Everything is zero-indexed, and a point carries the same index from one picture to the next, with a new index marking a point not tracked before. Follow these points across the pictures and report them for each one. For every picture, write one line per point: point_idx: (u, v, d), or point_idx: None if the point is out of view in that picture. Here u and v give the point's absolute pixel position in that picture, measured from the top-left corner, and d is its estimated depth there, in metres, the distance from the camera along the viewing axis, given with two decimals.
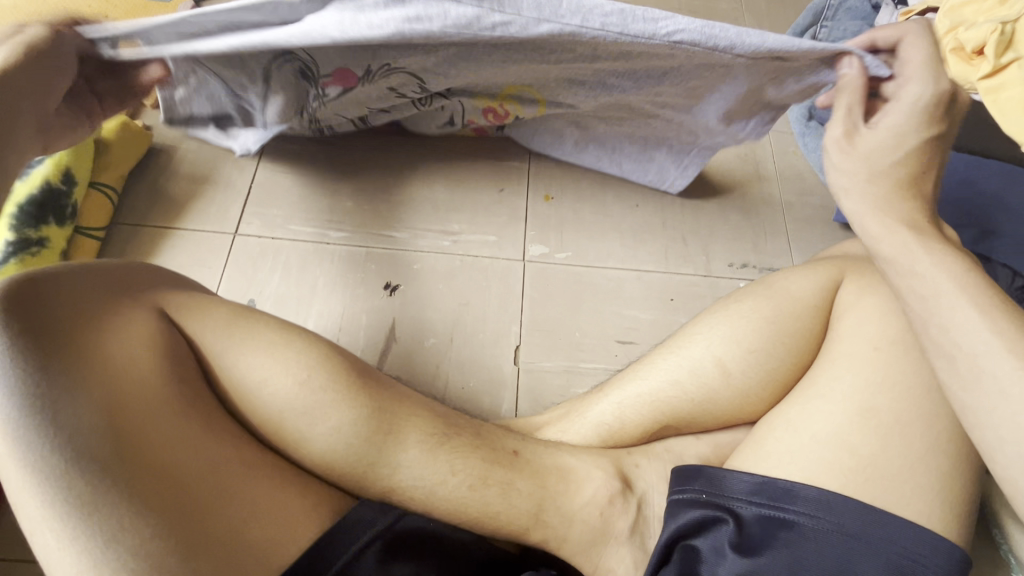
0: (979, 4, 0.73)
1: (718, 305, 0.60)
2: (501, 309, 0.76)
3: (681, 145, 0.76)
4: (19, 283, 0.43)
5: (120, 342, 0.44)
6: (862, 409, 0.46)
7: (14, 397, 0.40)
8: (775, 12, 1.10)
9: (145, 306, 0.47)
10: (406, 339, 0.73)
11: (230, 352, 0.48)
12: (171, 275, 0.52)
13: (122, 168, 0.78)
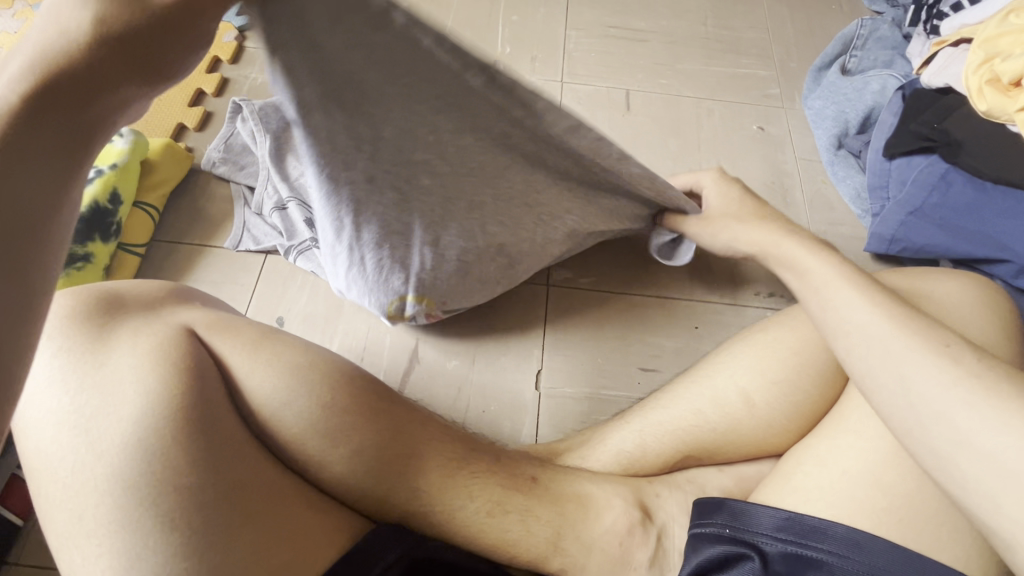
0: (1016, 35, 0.73)
1: (742, 335, 0.59)
2: (522, 332, 0.76)
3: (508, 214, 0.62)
4: (92, 309, 0.47)
5: (154, 358, 0.45)
6: (896, 444, 0.45)
7: (66, 415, 0.43)
8: (803, 41, 1.10)
9: (175, 325, 0.48)
10: (426, 362, 0.73)
11: (256, 379, 0.48)
12: (203, 297, 0.55)
13: (165, 188, 0.81)
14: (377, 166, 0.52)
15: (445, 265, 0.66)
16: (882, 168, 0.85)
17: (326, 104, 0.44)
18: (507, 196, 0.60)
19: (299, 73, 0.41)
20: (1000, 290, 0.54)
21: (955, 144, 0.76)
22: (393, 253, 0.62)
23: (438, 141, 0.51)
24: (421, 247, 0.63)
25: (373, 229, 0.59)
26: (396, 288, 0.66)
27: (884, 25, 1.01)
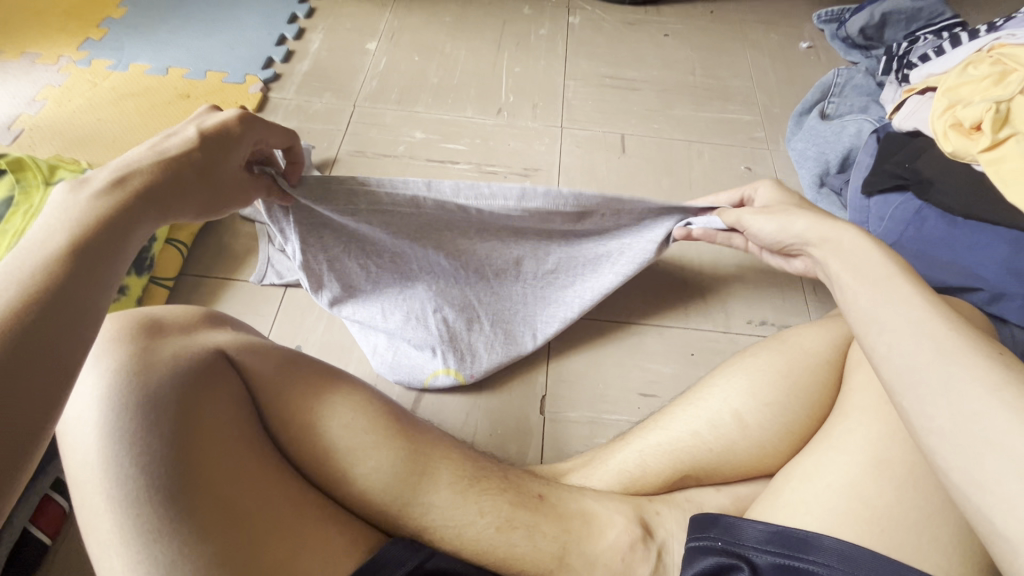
0: (975, 84, 0.82)
1: (735, 360, 0.64)
2: (528, 360, 0.80)
3: (495, 287, 0.75)
4: (137, 329, 0.51)
5: (184, 375, 0.48)
6: (877, 460, 0.48)
7: (105, 426, 0.45)
8: (785, 88, 1.19)
9: (207, 346, 0.52)
10: (444, 399, 0.77)
11: (285, 398, 0.53)
12: (232, 323, 0.59)
13: (194, 227, 0.87)
14: (387, 268, 0.71)
15: (464, 339, 0.76)
16: (861, 204, 0.91)
17: (340, 241, 0.66)
18: (482, 271, 0.73)
19: (302, 222, 0.62)
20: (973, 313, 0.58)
21: (924, 182, 0.82)
22: (416, 335, 0.75)
23: (421, 242, 0.67)
24: (439, 330, 0.75)
25: (399, 314, 0.75)
26: (428, 361, 0.75)
27: (859, 74, 1.12)
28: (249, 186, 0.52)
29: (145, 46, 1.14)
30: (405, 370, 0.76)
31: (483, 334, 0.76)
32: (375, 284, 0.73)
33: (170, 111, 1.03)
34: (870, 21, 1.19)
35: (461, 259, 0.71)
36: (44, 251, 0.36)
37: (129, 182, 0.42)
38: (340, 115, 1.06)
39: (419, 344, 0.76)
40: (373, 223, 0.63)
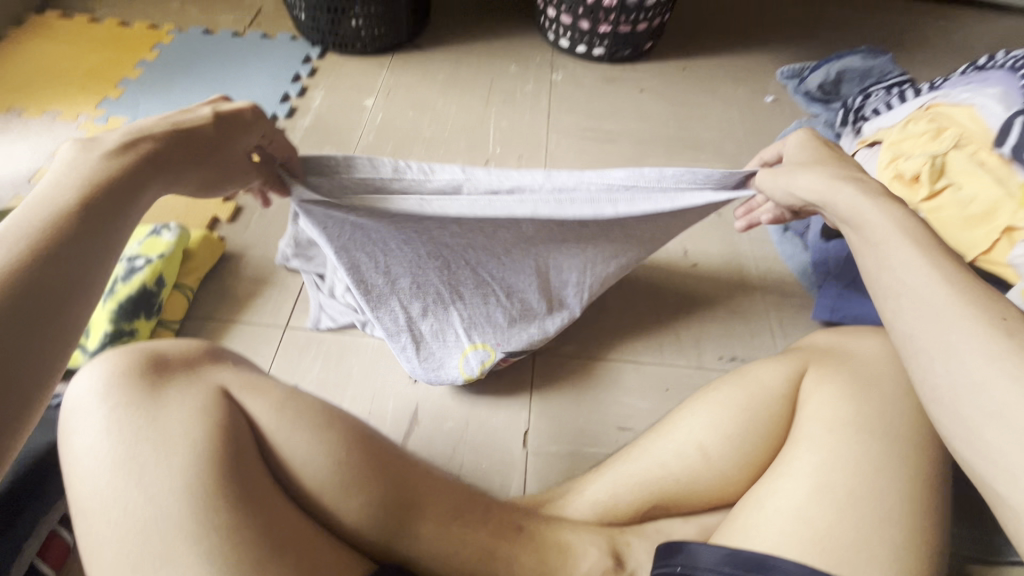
0: (915, 139, 0.91)
1: (701, 394, 0.69)
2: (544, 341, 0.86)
3: (505, 273, 0.79)
4: (145, 366, 0.55)
5: (195, 416, 0.53)
6: (821, 487, 0.53)
7: (115, 458, 0.50)
8: (753, 139, 1.28)
9: (210, 384, 0.57)
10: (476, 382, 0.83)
11: (282, 432, 0.56)
12: (235, 359, 0.63)
13: (200, 272, 0.92)
14: (397, 263, 0.76)
15: (482, 318, 0.83)
16: (821, 247, 0.98)
17: (354, 244, 0.70)
18: (494, 259, 0.76)
19: (318, 222, 0.64)
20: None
21: None
22: (436, 321, 0.83)
23: (430, 239, 0.71)
24: (455, 309, 0.82)
25: (416, 303, 0.82)
26: (456, 346, 0.83)
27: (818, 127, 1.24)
28: (252, 170, 0.57)
29: (159, 104, 1.23)
30: (440, 358, 0.84)
31: (499, 314, 0.83)
32: (389, 282, 0.79)
33: None
34: (827, 78, 1.32)
35: (469, 251, 0.75)
36: (55, 202, 0.42)
37: (138, 145, 0.48)
38: None
39: (446, 330, 0.83)
40: (383, 221, 0.64)
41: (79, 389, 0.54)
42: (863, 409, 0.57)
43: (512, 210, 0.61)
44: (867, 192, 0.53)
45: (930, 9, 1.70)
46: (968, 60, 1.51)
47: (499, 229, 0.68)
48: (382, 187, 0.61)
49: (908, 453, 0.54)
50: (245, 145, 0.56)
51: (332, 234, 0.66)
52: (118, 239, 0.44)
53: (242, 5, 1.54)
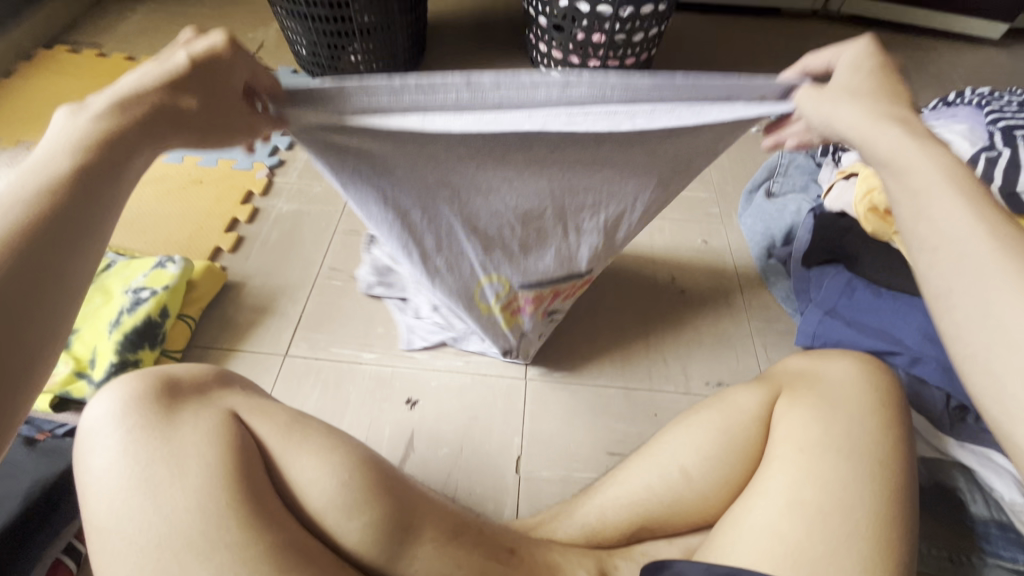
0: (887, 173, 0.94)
1: (682, 418, 0.71)
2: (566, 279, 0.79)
3: (532, 229, 0.70)
4: (158, 389, 0.58)
5: (209, 439, 0.55)
6: (793, 503, 0.57)
7: (129, 478, 0.52)
8: (736, 168, 1.33)
9: (222, 408, 0.59)
10: (485, 309, 0.81)
11: (289, 455, 0.59)
12: (244, 383, 0.66)
13: (203, 302, 0.95)
14: (406, 189, 0.62)
15: (502, 254, 0.73)
16: (803, 275, 1.02)
17: (359, 166, 0.59)
18: (518, 212, 0.67)
19: (319, 155, 0.56)
20: (882, 368, 0.67)
21: (851, 258, 0.95)
22: (453, 258, 0.72)
23: (437, 165, 0.60)
24: (474, 242, 0.70)
25: (431, 237, 0.68)
26: (470, 279, 0.75)
27: (801, 155, 1.26)
28: (249, 115, 0.50)
29: None
30: (503, 337, 0.87)
31: (520, 256, 0.74)
32: (398, 215, 0.64)
33: (184, 196, 1.14)
34: None
35: (485, 177, 0.62)
36: (34, 185, 0.38)
37: (125, 107, 0.43)
38: (338, 197, 1.17)
39: (471, 284, 0.76)
40: (387, 144, 0.56)
41: (94, 411, 0.57)
42: (834, 430, 0.60)
43: (519, 129, 0.54)
44: (913, 135, 0.45)
45: (907, 42, 1.77)
46: (943, 90, 1.58)
47: (514, 151, 0.58)
48: (381, 96, 0.52)
49: (874, 470, 0.57)
50: (237, 86, 0.48)
51: (335, 173, 0.59)
52: (102, 221, 0.40)
53: (245, 39, 1.60)
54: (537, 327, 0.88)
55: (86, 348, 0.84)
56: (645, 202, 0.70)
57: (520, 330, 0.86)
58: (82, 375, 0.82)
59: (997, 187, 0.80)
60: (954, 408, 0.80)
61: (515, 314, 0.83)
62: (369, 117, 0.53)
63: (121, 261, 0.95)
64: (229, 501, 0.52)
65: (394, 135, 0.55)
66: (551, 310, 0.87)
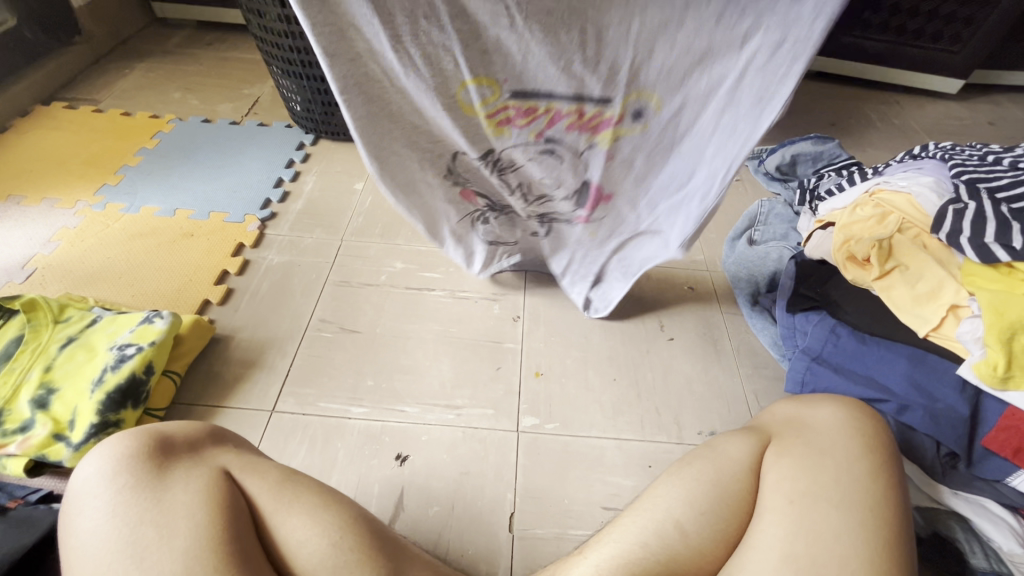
0: (862, 223, 0.99)
1: (674, 469, 0.70)
2: (573, 98, 0.73)
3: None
4: (154, 443, 0.57)
5: (199, 499, 0.54)
6: (788, 557, 0.56)
7: (114, 542, 0.50)
8: (718, 216, 1.38)
9: (213, 465, 0.58)
10: (472, 117, 0.77)
11: (279, 515, 0.57)
12: (236, 439, 0.65)
13: (190, 357, 0.94)
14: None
15: (494, 51, 0.69)
16: (788, 320, 1.04)
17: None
18: None
19: None
20: (867, 410, 0.68)
21: (834, 304, 0.97)
22: (432, 38, 0.67)
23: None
24: (460, 31, 0.66)
25: (406, 19, 0.65)
26: (452, 77, 0.71)
27: (779, 204, 1.32)
28: None
29: (156, 191, 1.28)
30: (529, 171, 0.85)
31: (522, 56, 0.68)
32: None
33: (174, 248, 1.14)
34: (783, 160, 1.43)
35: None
36: None
37: None
38: (329, 248, 1.18)
39: (462, 91, 0.73)
40: None
41: (84, 471, 0.55)
42: (823, 480, 0.60)
43: None
44: None
45: (872, 97, 1.88)
46: (910, 142, 1.66)
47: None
48: None
49: (867, 520, 0.57)
50: None
51: None
52: None
53: (241, 96, 1.65)
54: (527, 147, 0.81)
55: (65, 408, 0.82)
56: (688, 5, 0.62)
57: (509, 145, 0.81)
58: (59, 437, 0.79)
59: (967, 239, 0.83)
60: (943, 455, 0.80)
61: (503, 125, 0.78)
62: None
63: (107, 316, 0.94)
64: (215, 565, 0.50)
65: None
66: (550, 136, 0.79)
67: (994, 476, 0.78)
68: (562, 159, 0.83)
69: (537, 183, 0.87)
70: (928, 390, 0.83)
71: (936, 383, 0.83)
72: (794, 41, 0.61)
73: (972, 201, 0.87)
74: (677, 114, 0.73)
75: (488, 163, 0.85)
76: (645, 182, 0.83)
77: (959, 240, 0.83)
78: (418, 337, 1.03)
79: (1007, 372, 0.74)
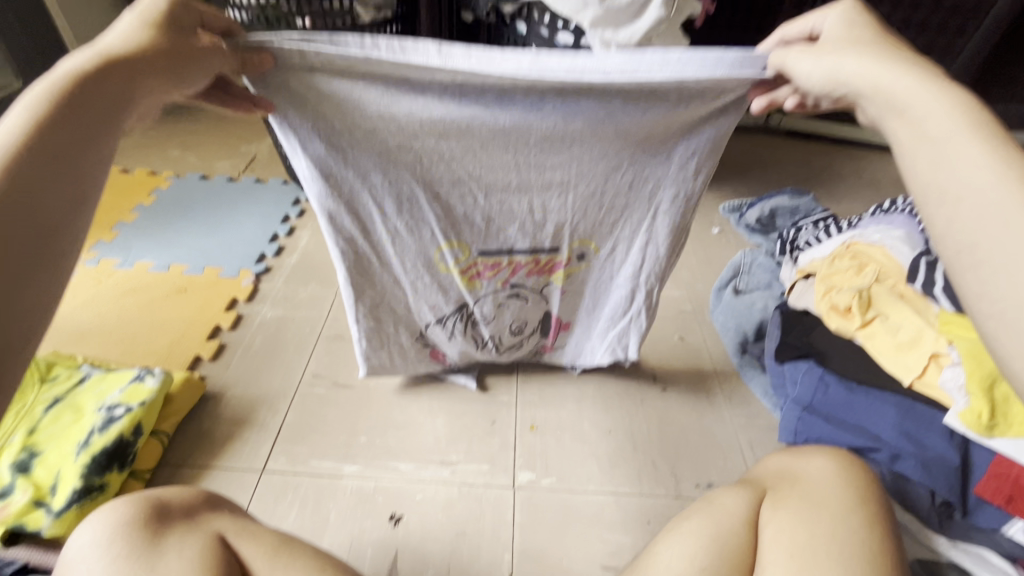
0: (842, 274, 1.03)
1: (673, 525, 0.70)
2: (530, 251, 0.80)
3: (498, 185, 0.71)
4: (152, 507, 0.56)
5: (194, 567, 0.52)
6: None
7: None
8: (704, 266, 1.42)
9: (209, 531, 0.56)
10: (445, 275, 0.82)
11: None
12: (226, 501, 0.63)
13: (179, 415, 0.92)
14: (365, 153, 0.67)
15: (463, 221, 0.75)
16: (778, 369, 1.05)
17: (317, 126, 0.63)
18: (482, 163, 0.69)
19: (302, 133, 0.63)
20: (856, 460, 0.69)
21: (820, 354, 0.99)
22: (412, 219, 0.74)
23: (400, 132, 0.65)
24: (434, 209, 0.73)
25: (391, 200, 0.72)
26: (428, 243, 0.77)
27: (760, 255, 1.37)
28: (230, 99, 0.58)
29: (151, 246, 1.29)
30: (498, 318, 0.90)
31: (487, 228, 0.76)
32: (358, 177, 0.69)
33: (166, 303, 1.14)
34: (762, 213, 1.50)
35: (449, 140, 0.66)
36: (105, 49, 0.45)
37: (160, 22, 0.48)
38: (322, 302, 1.19)
39: (434, 252, 0.79)
40: (359, 124, 0.64)
41: (78, 540, 0.54)
42: (818, 532, 0.61)
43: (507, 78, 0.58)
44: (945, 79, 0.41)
45: (840, 152, 1.99)
46: (879, 194, 1.75)
47: (477, 118, 0.64)
48: (373, 80, 0.60)
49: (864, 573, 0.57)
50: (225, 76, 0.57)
51: (306, 137, 0.64)
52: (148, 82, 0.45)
53: (238, 153, 1.69)
54: (496, 295, 0.86)
55: (48, 474, 0.79)
56: (619, 182, 0.72)
57: (479, 297, 0.86)
58: (40, 504, 0.76)
59: (940, 288, 0.89)
60: (938, 504, 0.81)
61: (474, 279, 0.83)
62: (346, 76, 0.59)
63: (95, 374, 0.93)
64: None
65: (375, 83, 0.60)
66: (515, 284, 0.85)
67: (990, 525, 0.78)
68: (527, 301, 0.88)
69: (509, 330, 0.92)
70: (919, 438, 0.84)
71: (925, 432, 0.84)
72: (692, 195, 0.75)
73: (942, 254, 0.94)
74: (616, 256, 0.82)
75: (461, 316, 0.89)
76: (600, 305, 0.90)
77: (934, 290, 0.90)
78: (412, 391, 1.03)
79: (992, 420, 0.76)
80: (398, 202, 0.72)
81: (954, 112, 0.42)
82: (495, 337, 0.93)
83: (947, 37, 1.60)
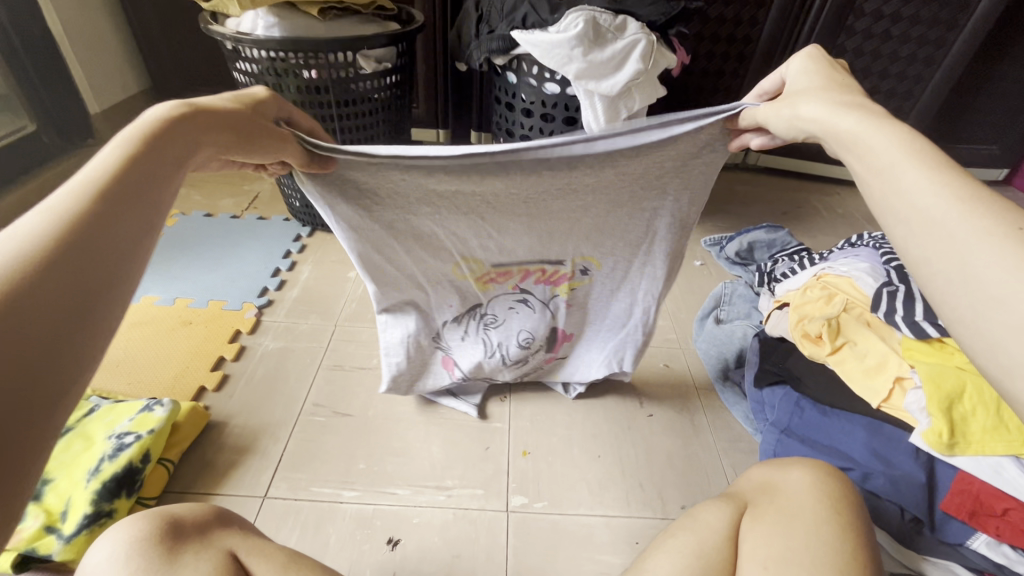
0: (813, 304, 1.10)
1: (660, 541, 0.74)
2: (539, 262, 0.86)
3: (506, 214, 0.78)
4: (165, 524, 0.59)
5: None
6: None
7: None
8: (687, 296, 1.49)
9: (221, 548, 0.60)
10: (463, 283, 0.88)
11: None
12: (233, 519, 0.66)
13: (185, 443, 0.95)
14: (387, 207, 0.75)
15: (476, 245, 0.82)
16: (756, 395, 1.11)
17: (343, 191, 0.72)
18: (491, 203, 0.76)
19: (332, 197, 0.73)
20: (831, 476, 0.73)
21: (796, 379, 1.05)
22: (430, 244, 0.82)
23: (416, 188, 0.73)
24: (450, 238, 0.81)
25: (412, 236, 0.80)
26: (446, 261, 0.84)
27: (741, 286, 1.44)
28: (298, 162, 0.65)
29: (156, 281, 1.35)
30: (506, 323, 0.95)
31: (498, 250, 0.83)
32: (384, 224, 0.78)
33: (171, 336, 1.19)
34: (741, 247, 1.58)
35: (459, 189, 0.73)
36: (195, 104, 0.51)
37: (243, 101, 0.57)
38: (322, 333, 1.24)
39: (457, 261, 0.85)
40: (379, 187, 0.72)
41: (95, 555, 0.57)
42: (793, 545, 0.65)
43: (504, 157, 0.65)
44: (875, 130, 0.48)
45: (814, 188, 2.11)
46: (851, 227, 1.86)
47: (482, 174, 0.70)
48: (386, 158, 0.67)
49: None
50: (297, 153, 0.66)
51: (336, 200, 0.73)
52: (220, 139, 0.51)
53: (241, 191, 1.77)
54: (507, 297, 0.92)
55: (59, 500, 0.82)
56: (616, 214, 0.80)
57: (492, 299, 0.92)
58: (50, 530, 0.79)
59: (901, 317, 0.95)
60: (908, 521, 0.85)
61: (488, 283, 0.89)
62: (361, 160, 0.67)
63: (105, 404, 0.96)
64: None
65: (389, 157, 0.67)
66: (524, 289, 0.90)
67: (957, 539, 0.82)
68: (534, 311, 0.94)
69: (517, 341, 0.97)
70: (886, 457, 0.89)
71: (893, 452, 0.89)
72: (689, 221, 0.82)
73: (902, 283, 1.00)
74: (616, 273, 0.88)
75: (473, 315, 0.94)
76: (600, 317, 0.96)
77: (894, 318, 0.95)
78: (409, 419, 1.07)
79: (951, 438, 0.82)
80: (418, 238, 0.80)
81: (887, 147, 0.47)
82: (504, 347, 0.98)
83: (904, 84, 1.74)
